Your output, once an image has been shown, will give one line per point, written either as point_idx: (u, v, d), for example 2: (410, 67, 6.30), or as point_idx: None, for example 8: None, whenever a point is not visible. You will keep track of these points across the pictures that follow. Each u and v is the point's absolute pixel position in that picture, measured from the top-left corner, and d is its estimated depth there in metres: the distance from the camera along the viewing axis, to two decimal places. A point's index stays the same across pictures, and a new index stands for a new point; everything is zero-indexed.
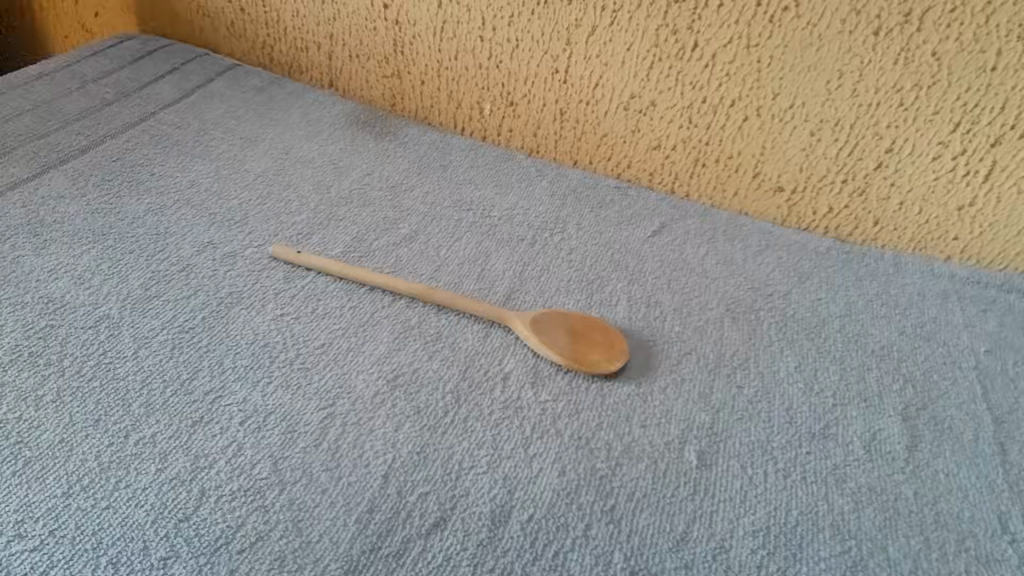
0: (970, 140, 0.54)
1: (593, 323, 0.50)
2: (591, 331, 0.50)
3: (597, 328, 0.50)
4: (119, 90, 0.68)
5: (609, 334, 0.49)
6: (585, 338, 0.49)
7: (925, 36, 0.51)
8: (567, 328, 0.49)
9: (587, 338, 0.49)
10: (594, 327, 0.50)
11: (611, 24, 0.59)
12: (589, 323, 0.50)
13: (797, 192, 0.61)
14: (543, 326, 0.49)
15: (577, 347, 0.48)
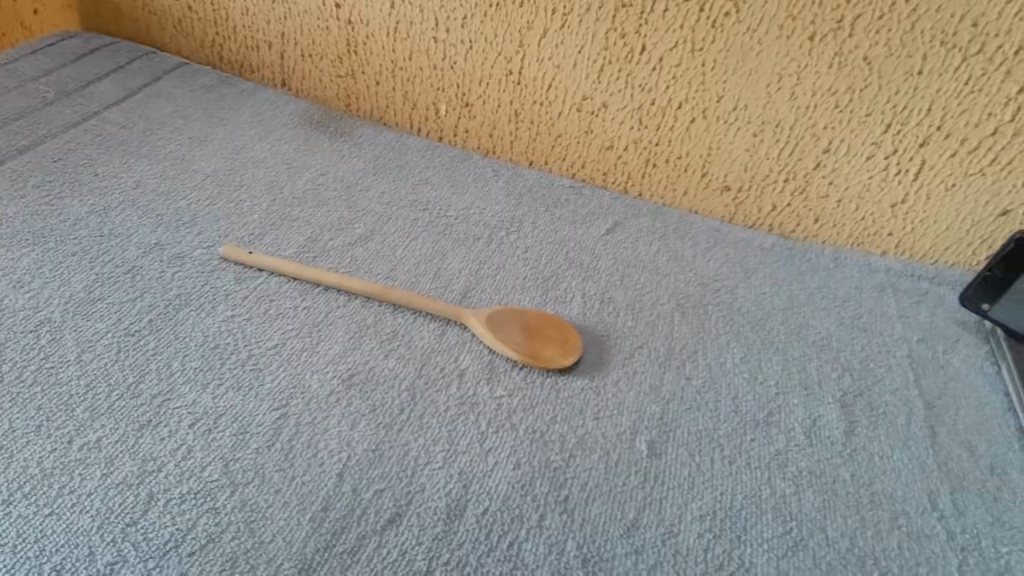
0: (900, 140, 0.57)
1: (549, 321, 0.51)
2: (547, 328, 0.50)
3: (554, 325, 0.51)
4: (59, 89, 0.66)
5: (565, 332, 0.50)
6: (540, 335, 0.50)
7: (856, 41, 0.53)
8: (524, 325, 0.50)
9: (543, 334, 0.50)
10: (550, 324, 0.51)
11: (562, 27, 0.60)
12: (546, 321, 0.51)
13: (742, 191, 0.63)
14: (499, 323, 0.50)
15: (532, 344, 0.49)
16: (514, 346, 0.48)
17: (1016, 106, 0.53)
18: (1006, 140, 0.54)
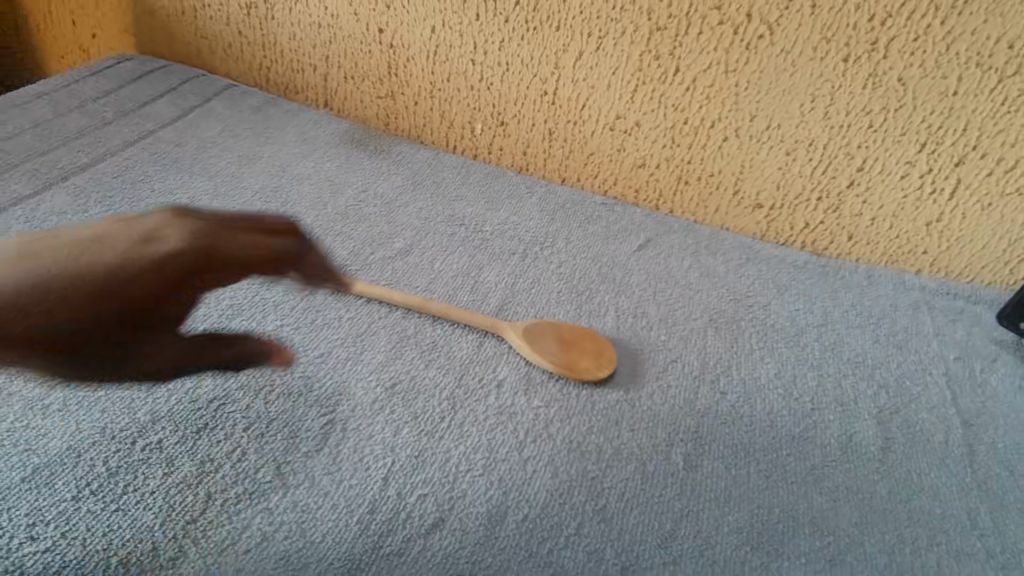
0: (935, 159, 0.57)
1: (581, 333, 0.52)
2: (580, 340, 0.51)
3: (587, 337, 0.52)
4: (117, 109, 0.70)
5: (598, 344, 0.51)
6: (574, 346, 0.51)
7: (891, 62, 0.54)
8: (558, 336, 0.51)
9: (577, 346, 0.51)
10: (582, 336, 0.52)
11: (597, 50, 0.62)
12: (578, 333, 0.52)
13: (774, 209, 0.64)
14: (534, 335, 0.51)
15: (567, 354, 0.50)
16: (550, 357, 0.49)
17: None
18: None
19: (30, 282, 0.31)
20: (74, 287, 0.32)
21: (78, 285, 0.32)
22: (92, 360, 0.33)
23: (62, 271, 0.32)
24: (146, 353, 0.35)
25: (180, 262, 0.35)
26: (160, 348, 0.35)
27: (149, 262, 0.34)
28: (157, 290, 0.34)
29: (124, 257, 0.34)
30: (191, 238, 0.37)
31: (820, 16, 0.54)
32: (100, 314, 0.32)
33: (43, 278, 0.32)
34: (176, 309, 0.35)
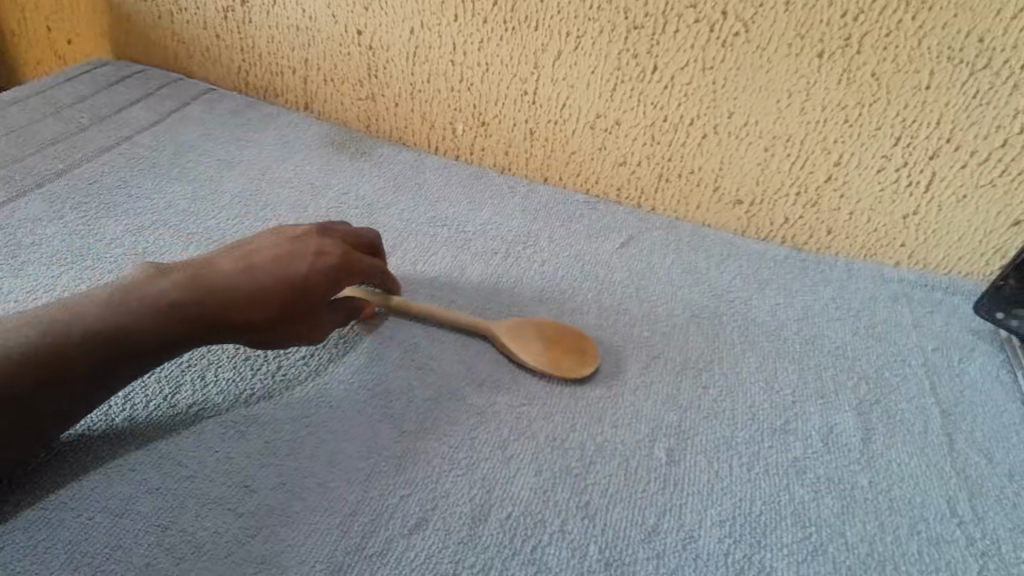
0: (910, 153, 0.58)
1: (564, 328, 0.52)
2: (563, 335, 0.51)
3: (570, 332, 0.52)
4: (93, 115, 0.69)
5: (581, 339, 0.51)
6: (557, 341, 0.51)
7: (864, 58, 0.54)
8: (541, 331, 0.51)
9: (561, 341, 0.51)
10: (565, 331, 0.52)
11: (576, 49, 0.62)
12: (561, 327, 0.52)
13: (754, 205, 0.64)
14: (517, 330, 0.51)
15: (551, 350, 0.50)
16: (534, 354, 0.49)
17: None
18: (1015, 151, 0.55)
19: (233, 282, 0.44)
20: (265, 286, 0.44)
21: (263, 291, 0.44)
22: (260, 336, 0.44)
23: (264, 274, 0.45)
24: (296, 335, 0.45)
25: (332, 268, 0.46)
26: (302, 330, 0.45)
27: (313, 268, 0.46)
28: (315, 287, 0.45)
29: (310, 267, 0.46)
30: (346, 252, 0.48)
31: (794, 12, 0.54)
32: (275, 307, 0.44)
33: (250, 281, 0.44)
34: (314, 299, 0.45)
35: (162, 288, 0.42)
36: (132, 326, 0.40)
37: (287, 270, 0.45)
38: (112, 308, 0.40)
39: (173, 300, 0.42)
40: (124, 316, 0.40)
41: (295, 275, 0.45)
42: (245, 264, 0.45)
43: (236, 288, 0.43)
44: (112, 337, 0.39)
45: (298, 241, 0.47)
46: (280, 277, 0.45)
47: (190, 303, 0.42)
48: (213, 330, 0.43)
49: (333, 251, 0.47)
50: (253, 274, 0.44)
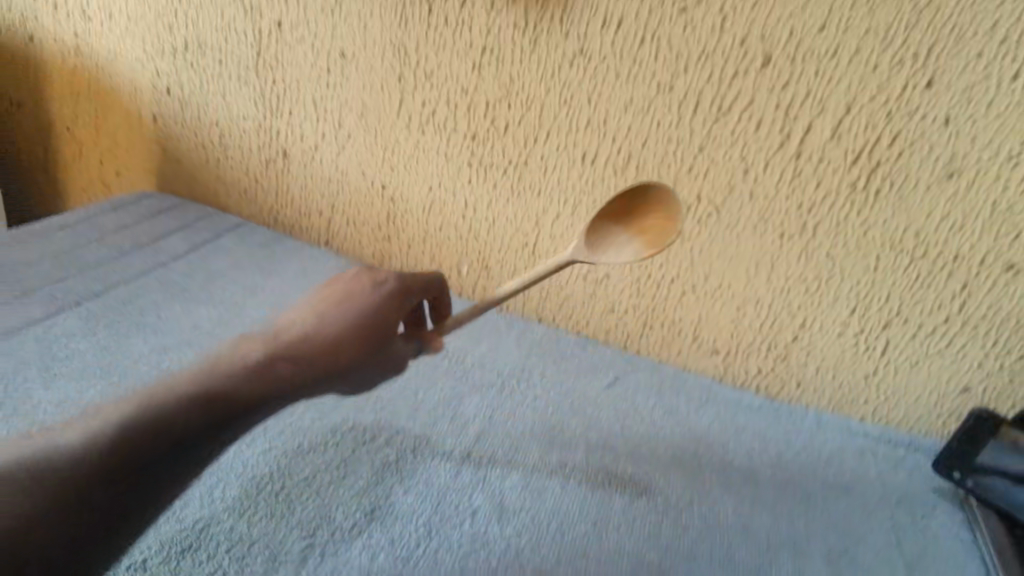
0: (865, 322, 0.58)
1: (617, 203, 0.50)
2: (635, 212, 0.49)
3: (635, 205, 0.50)
4: (134, 241, 0.76)
5: (645, 193, 0.49)
6: (642, 225, 0.49)
7: (819, 241, 0.55)
8: (621, 232, 0.49)
9: (644, 222, 0.49)
10: (631, 208, 0.50)
11: (572, 214, 0.64)
12: (612, 201, 0.50)
13: (729, 355, 0.67)
14: (603, 241, 0.49)
15: (653, 237, 0.48)
16: (645, 249, 0.48)
17: (963, 299, 0.53)
18: (956, 328, 0.55)
19: (313, 340, 0.48)
20: (342, 329, 0.48)
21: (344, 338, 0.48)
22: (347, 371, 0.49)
23: (339, 323, 0.49)
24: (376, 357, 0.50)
25: (392, 296, 0.51)
26: (379, 353, 0.50)
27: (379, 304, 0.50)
28: (386, 319, 0.50)
29: (376, 300, 0.50)
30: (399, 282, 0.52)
31: (757, 201, 0.56)
32: (355, 341, 0.49)
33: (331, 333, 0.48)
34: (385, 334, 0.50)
35: (258, 356, 0.45)
36: (236, 391, 0.43)
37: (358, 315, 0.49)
38: (211, 378, 0.42)
39: (267, 360, 0.45)
40: (231, 383, 0.43)
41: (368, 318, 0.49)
42: (317, 319, 0.49)
43: (316, 338, 0.48)
44: (220, 406, 0.41)
45: (354, 283, 0.51)
46: (353, 315, 0.49)
47: (284, 364, 0.46)
48: (309, 376, 0.47)
49: (385, 282, 0.52)
50: (326, 321, 0.49)
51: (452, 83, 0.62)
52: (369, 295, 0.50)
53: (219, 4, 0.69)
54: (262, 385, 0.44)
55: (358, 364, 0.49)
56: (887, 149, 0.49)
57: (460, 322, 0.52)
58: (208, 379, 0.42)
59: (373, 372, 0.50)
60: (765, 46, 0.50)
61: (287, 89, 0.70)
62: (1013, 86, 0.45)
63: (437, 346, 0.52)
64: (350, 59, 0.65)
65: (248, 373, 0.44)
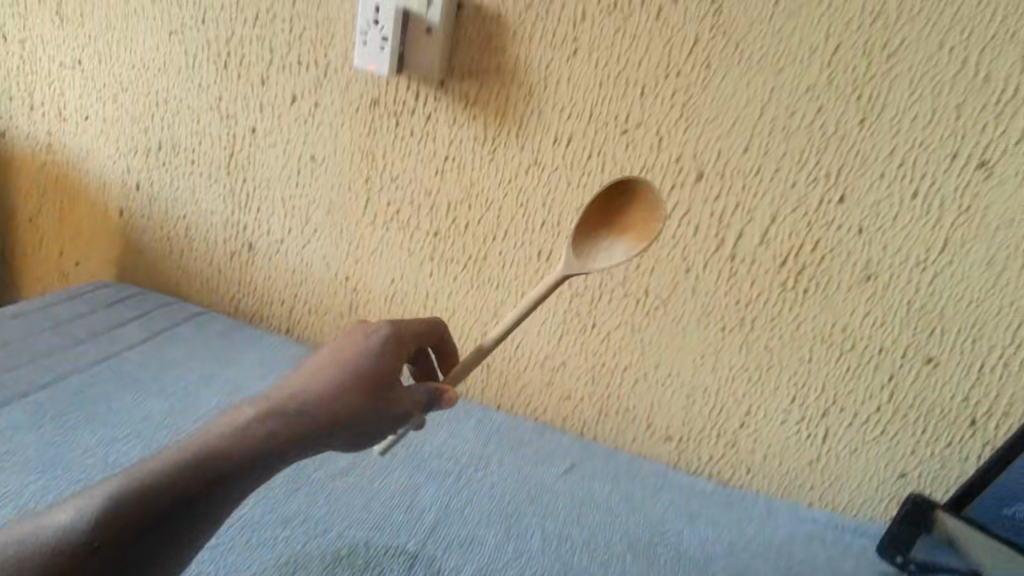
0: (805, 410, 0.61)
1: (597, 207, 0.50)
2: (618, 213, 0.50)
3: (616, 205, 0.50)
4: (88, 330, 0.74)
5: (625, 192, 0.50)
6: (626, 225, 0.49)
7: (757, 334, 0.59)
8: (606, 237, 0.49)
9: (627, 222, 0.49)
10: (613, 211, 0.50)
11: (529, 305, 0.67)
12: (592, 207, 0.50)
13: (683, 441, 0.68)
14: (590, 245, 0.49)
15: (637, 234, 0.48)
16: (633, 245, 0.47)
17: (891, 390, 0.57)
18: (888, 417, 0.58)
19: (306, 389, 0.44)
20: (339, 378, 0.46)
21: (341, 385, 0.45)
22: (349, 426, 0.45)
23: (334, 372, 0.46)
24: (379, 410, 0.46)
25: (388, 344, 0.49)
26: (381, 405, 0.46)
27: (375, 352, 0.48)
28: (384, 367, 0.48)
29: (373, 348, 0.49)
30: (393, 331, 0.51)
31: (699, 299, 0.60)
32: (352, 394, 0.45)
33: (325, 381, 0.45)
34: (385, 382, 0.47)
35: (249, 412, 0.42)
36: (229, 455, 0.39)
37: (354, 364, 0.47)
38: (199, 445, 0.39)
39: (261, 417, 0.42)
40: (224, 440, 0.39)
41: (364, 366, 0.47)
42: (310, 372, 0.46)
43: (310, 395, 0.44)
44: (214, 471, 0.38)
45: (347, 336, 0.50)
46: (349, 370, 0.47)
47: (277, 417, 0.42)
48: (308, 434, 0.43)
49: (379, 332, 0.50)
50: (320, 376, 0.46)
51: (416, 186, 0.66)
52: (363, 347, 0.49)
53: (196, 110, 0.72)
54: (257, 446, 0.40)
55: (360, 419, 0.45)
56: (811, 254, 0.55)
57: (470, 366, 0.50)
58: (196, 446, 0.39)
59: (378, 428, 0.47)
60: (697, 163, 0.55)
61: (257, 188, 0.73)
62: (913, 203, 0.51)
63: (449, 399, 0.49)
64: (320, 163, 0.69)
65: (239, 435, 0.40)
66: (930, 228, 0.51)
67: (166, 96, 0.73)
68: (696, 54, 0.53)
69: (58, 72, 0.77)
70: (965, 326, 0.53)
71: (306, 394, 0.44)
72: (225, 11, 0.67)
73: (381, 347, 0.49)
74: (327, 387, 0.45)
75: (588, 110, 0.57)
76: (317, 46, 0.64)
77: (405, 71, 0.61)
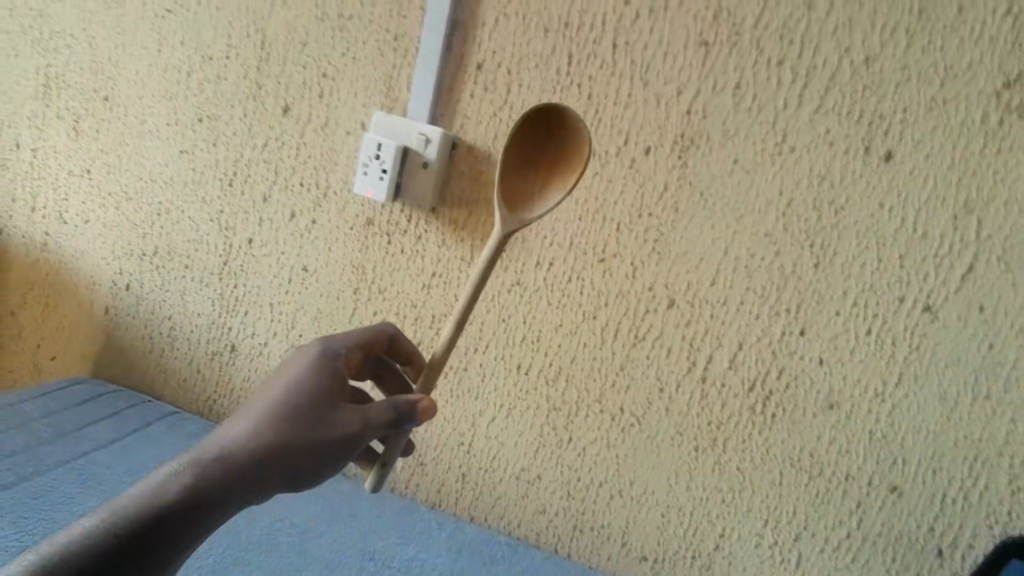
0: (778, 533, 0.61)
1: (518, 150, 0.51)
2: (535, 159, 0.51)
3: (530, 151, 0.51)
4: (56, 430, 0.71)
5: (535, 133, 0.52)
6: (548, 170, 0.51)
7: (729, 454, 0.61)
8: (535, 184, 0.50)
9: (548, 165, 0.51)
10: (528, 159, 0.51)
11: (506, 417, 0.68)
12: (508, 153, 0.51)
13: (658, 562, 0.66)
14: (518, 195, 0.50)
15: (562, 176, 0.50)
16: (558, 191, 0.49)
17: (860, 517, 0.57)
18: (859, 543, 0.58)
19: (230, 435, 0.44)
20: (263, 412, 0.45)
21: (266, 421, 0.44)
22: (284, 462, 0.44)
23: (259, 408, 0.46)
24: (320, 437, 0.44)
25: (318, 365, 0.49)
26: (320, 432, 0.45)
27: (302, 376, 0.47)
28: (316, 390, 0.47)
29: (301, 371, 0.48)
30: (323, 352, 0.50)
31: (673, 417, 0.62)
32: (283, 429, 0.44)
33: (249, 421, 0.45)
34: (321, 403, 0.46)
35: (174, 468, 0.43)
36: (149, 512, 0.41)
37: (278, 394, 0.46)
38: (123, 503, 0.41)
39: (185, 471, 0.43)
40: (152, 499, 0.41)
41: (291, 392, 0.46)
42: (237, 414, 0.46)
43: (233, 438, 0.44)
44: (139, 525, 0.40)
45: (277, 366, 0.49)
46: (274, 399, 0.46)
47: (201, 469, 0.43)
48: (237, 476, 0.43)
49: (308, 356, 0.50)
50: (252, 413, 0.45)
51: (403, 298, 0.68)
52: (300, 373, 0.48)
53: (196, 221, 0.76)
54: (179, 498, 0.42)
55: (292, 450, 0.44)
56: (776, 380, 0.58)
57: (450, 347, 0.48)
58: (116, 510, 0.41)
59: (323, 460, 0.44)
60: (669, 292, 0.59)
61: (246, 293, 0.75)
62: (867, 338, 0.54)
63: (419, 405, 0.46)
64: (311, 273, 0.71)
65: (162, 492, 0.42)
66: (885, 362, 0.54)
67: (169, 206, 0.77)
68: (666, 199, 0.58)
69: (65, 179, 0.81)
70: (925, 456, 0.54)
71: (231, 440, 0.44)
72: (235, 137, 0.72)
73: (309, 370, 0.48)
74: (250, 426, 0.44)
75: (568, 240, 0.62)
76: (320, 171, 0.69)
77: (399, 198, 0.66)
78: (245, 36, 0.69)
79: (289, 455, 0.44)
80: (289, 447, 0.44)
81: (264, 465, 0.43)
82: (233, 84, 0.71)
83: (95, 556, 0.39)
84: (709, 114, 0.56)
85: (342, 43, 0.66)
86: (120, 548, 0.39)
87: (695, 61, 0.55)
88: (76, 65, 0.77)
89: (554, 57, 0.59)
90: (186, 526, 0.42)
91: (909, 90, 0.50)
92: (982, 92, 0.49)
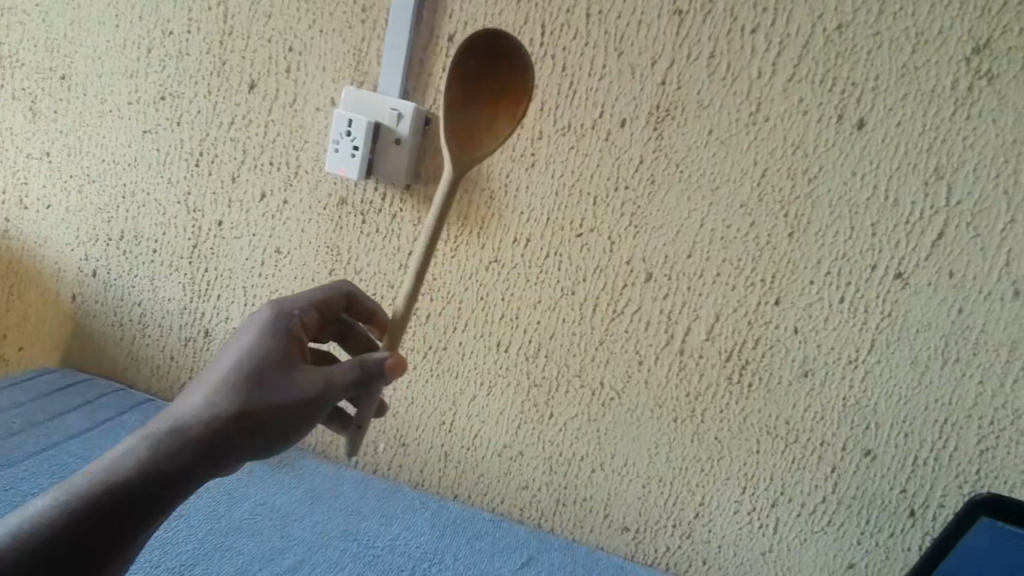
0: (756, 500, 0.62)
1: (462, 79, 0.49)
2: (475, 90, 0.49)
3: (469, 82, 0.49)
4: (26, 420, 0.70)
5: (474, 60, 0.50)
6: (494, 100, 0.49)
7: (707, 424, 0.61)
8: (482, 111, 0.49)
9: (493, 95, 0.49)
10: (471, 90, 0.49)
11: (487, 394, 0.68)
12: (450, 84, 0.49)
13: (640, 532, 0.67)
14: (468, 128, 0.48)
15: (507, 109, 0.49)
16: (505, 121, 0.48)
17: (835, 481, 0.59)
18: (833, 507, 0.59)
19: (184, 410, 0.44)
20: (215, 382, 0.44)
21: (219, 393, 0.44)
22: (244, 431, 0.43)
23: (210, 379, 0.45)
24: (278, 402, 0.44)
25: (268, 329, 0.47)
26: (279, 397, 0.44)
27: (252, 342, 0.46)
28: (268, 355, 0.45)
29: (251, 337, 0.47)
30: (274, 315, 0.49)
31: (652, 388, 0.62)
32: (235, 398, 0.43)
33: (202, 393, 0.44)
34: (276, 368, 0.45)
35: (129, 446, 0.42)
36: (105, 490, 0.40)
37: (228, 363, 0.45)
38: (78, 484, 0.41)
39: (140, 449, 0.42)
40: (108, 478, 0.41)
41: (241, 359, 0.45)
42: (191, 388, 0.45)
43: (186, 412, 0.43)
44: (96, 504, 0.40)
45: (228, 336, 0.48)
46: (225, 369, 0.45)
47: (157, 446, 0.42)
48: (195, 449, 0.42)
49: (258, 321, 0.48)
50: (204, 384, 0.44)
51: (380, 278, 0.67)
52: (252, 340, 0.46)
53: (163, 203, 0.74)
54: (135, 474, 0.41)
55: (248, 417, 0.43)
56: (752, 350, 0.58)
57: (413, 299, 0.47)
58: (69, 493, 0.40)
59: (283, 424, 0.44)
60: (646, 265, 0.59)
61: (218, 277, 0.73)
62: (841, 306, 0.55)
63: (389, 363, 0.46)
64: (285, 255, 0.70)
65: (115, 472, 0.41)
66: (858, 330, 0.55)
67: (134, 188, 0.74)
68: (642, 171, 0.58)
69: (23, 163, 0.78)
70: (897, 420, 0.56)
71: (185, 415, 0.43)
72: (200, 115, 0.70)
73: (260, 335, 0.47)
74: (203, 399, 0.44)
75: (545, 215, 0.61)
76: (290, 149, 0.67)
77: (373, 175, 0.64)
78: (207, 9, 0.67)
79: (248, 425, 0.43)
80: (246, 415, 0.43)
81: (221, 434, 0.43)
82: (196, 60, 0.69)
83: (52, 539, 0.39)
84: (683, 84, 0.55)
85: (309, 15, 0.64)
86: (81, 527, 0.39)
87: (669, 30, 0.55)
88: (30, 42, 0.74)
89: (526, 27, 0.58)
90: (150, 501, 0.41)
91: (880, 58, 0.51)
92: (952, 58, 0.49)
